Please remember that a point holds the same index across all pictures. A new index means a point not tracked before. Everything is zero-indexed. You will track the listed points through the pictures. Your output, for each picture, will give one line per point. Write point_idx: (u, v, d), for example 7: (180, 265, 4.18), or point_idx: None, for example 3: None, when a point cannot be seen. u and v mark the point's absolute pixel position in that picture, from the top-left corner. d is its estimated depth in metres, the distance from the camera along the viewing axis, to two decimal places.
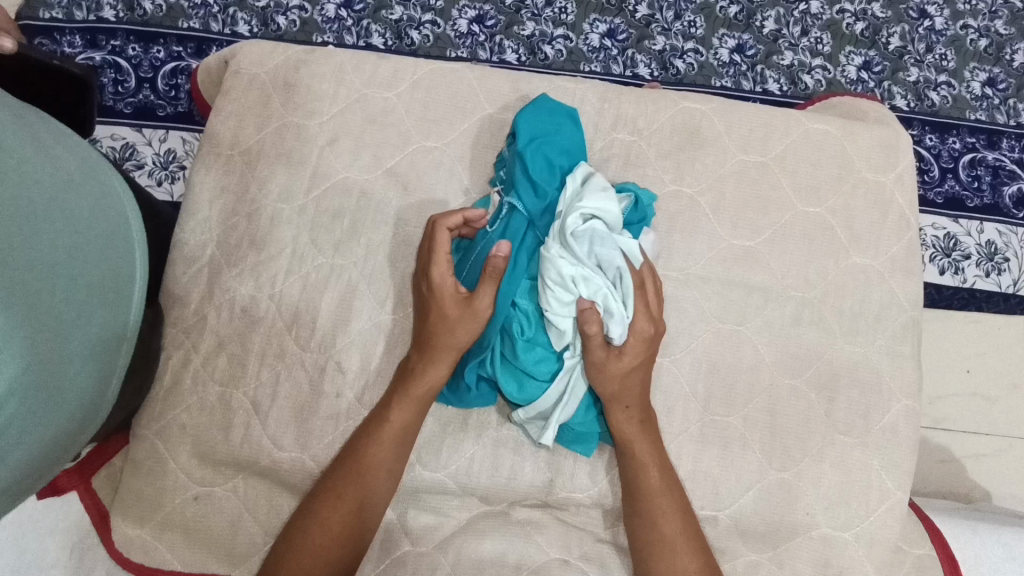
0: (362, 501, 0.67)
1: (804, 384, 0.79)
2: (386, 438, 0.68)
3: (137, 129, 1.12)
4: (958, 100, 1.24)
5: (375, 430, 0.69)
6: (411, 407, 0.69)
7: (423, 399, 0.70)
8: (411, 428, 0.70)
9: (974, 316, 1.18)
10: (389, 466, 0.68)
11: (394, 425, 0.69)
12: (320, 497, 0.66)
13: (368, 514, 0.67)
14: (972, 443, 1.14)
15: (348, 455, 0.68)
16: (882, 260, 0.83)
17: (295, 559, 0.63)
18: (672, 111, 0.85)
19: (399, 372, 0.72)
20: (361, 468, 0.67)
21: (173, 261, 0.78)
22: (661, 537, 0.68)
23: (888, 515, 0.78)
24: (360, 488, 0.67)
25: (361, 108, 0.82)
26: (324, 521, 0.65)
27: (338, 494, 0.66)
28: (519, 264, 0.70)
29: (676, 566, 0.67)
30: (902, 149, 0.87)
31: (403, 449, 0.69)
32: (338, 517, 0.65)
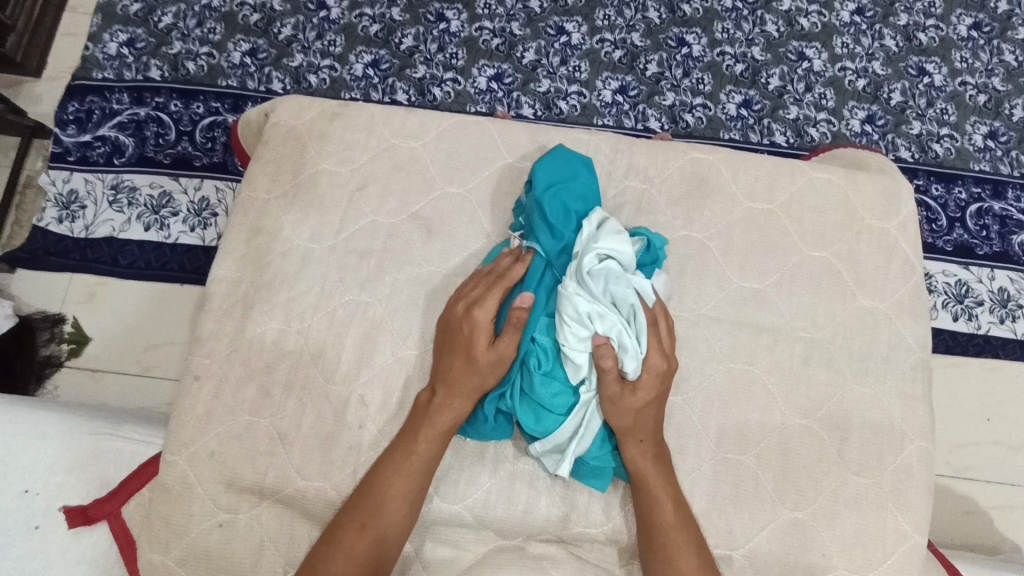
0: (383, 532, 0.68)
1: (817, 424, 0.80)
2: (410, 471, 0.71)
3: (174, 178, 1.21)
4: (961, 152, 1.28)
5: (399, 462, 0.71)
6: (435, 439, 0.72)
7: (445, 432, 0.72)
8: (434, 461, 0.72)
9: (990, 362, 1.18)
10: (413, 497, 0.71)
11: (420, 457, 0.71)
12: (343, 527, 0.68)
13: (388, 546, 0.69)
14: (995, 493, 1.13)
15: (371, 486, 0.70)
16: (889, 303, 0.86)
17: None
18: (681, 161, 0.90)
19: (418, 406, 0.74)
20: (385, 499, 0.69)
21: (210, 296, 0.82)
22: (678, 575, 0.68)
23: (906, 559, 0.77)
24: (382, 518, 0.69)
25: (390, 157, 0.88)
26: (346, 549, 0.67)
27: (361, 524, 0.68)
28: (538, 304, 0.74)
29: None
30: (905, 197, 0.91)
31: (426, 481, 0.72)
32: (361, 546, 0.67)
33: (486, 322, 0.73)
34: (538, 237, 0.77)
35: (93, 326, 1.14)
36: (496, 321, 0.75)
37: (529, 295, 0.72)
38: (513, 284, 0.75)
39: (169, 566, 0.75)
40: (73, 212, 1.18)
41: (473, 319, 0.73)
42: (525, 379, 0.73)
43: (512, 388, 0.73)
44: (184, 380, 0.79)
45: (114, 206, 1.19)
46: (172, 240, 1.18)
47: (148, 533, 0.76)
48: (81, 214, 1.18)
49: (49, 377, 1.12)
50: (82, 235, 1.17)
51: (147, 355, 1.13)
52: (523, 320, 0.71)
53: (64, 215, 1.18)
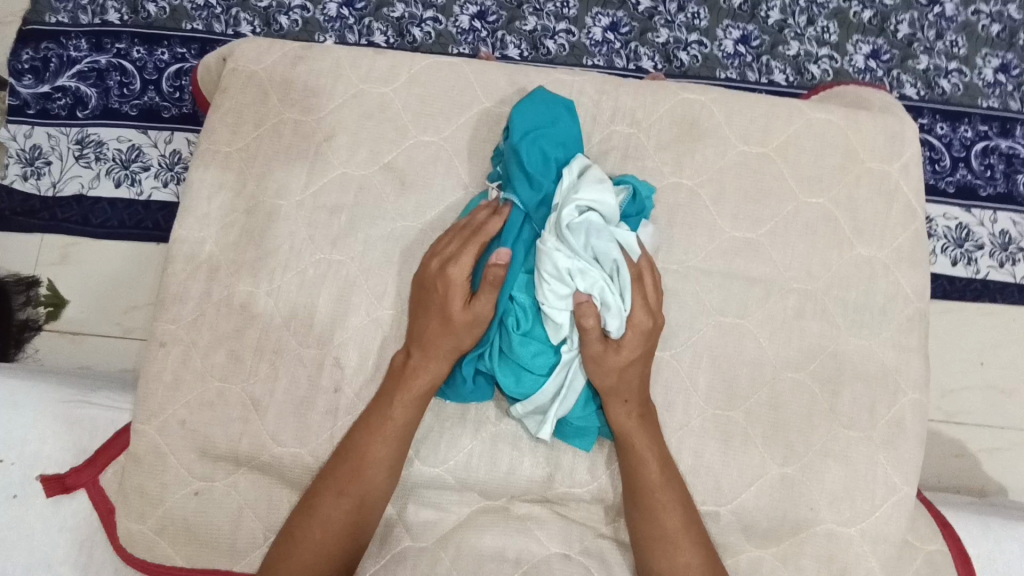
0: (362, 499, 0.67)
1: (809, 377, 0.78)
2: (387, 436, 0.68)
3: (143, 130, 1.14)
4: (970, 87, 1.21)
5: (376, 427, 0.69)
6: (412, 403, 0.70)
7: (423, 395, 0.70)
8: (413, 425, 0.70)
9: (988, 308, 1.15)
10: (391, 462, 0.69)
11: (397, 422, 0.69)
12: (321, 494, 0.67)
13: (368, 511, 0.67)
14: (986, 437, 1.12)
15: (348, 452, 0.68)
16: (888, 251, 0.82)
17: (295, 557, 0.64)
18: (672, 102, 0.84)
19: (394, 369, 0.71)
20: (362, 465, 0.67)
21: (173, 258, 0.78)
22: (662, 533, 0.67)
23: (894, 510, 0.76)
24: (359, 485, 0.67)
25: (358, 104, 0.82)
26: (324, 516, 0.66)
27: (339, 491, 0.66)
28: (516, 260, 0.70)
29: (678, 561, 0.66)
30: (909, 137, 0.86)
31: (405, 445, 0.70)
32: (339, 513, 0.66)
33: (462, 281, 0.69)
34: (516, 188, 0.72)
35: (68, 288, 1.10)
36: (473, 279, 0.71)
37: (506, 251, 0.67)
38: (490, 238, 0.71)
39: (148, 534, 0.74)
40: (38, 168, 1.12)
41: (448, 278, 0.69)
42: (505, 339, 0.69)
43: (492, 348, 0.70)
44: (151, 347, 0.76)
45: (82, 161, 1.13)
46: (145, 196, 1.12)
47: (124, 503, 0.74)
48: (47, 170, 1.12)
49: (29, 342, 1.08)
50: (50, 193, 1.12)
51: (123, 319, 1.09)
52: (500, 278, 0.67)
53: (29, 172, 1.12)
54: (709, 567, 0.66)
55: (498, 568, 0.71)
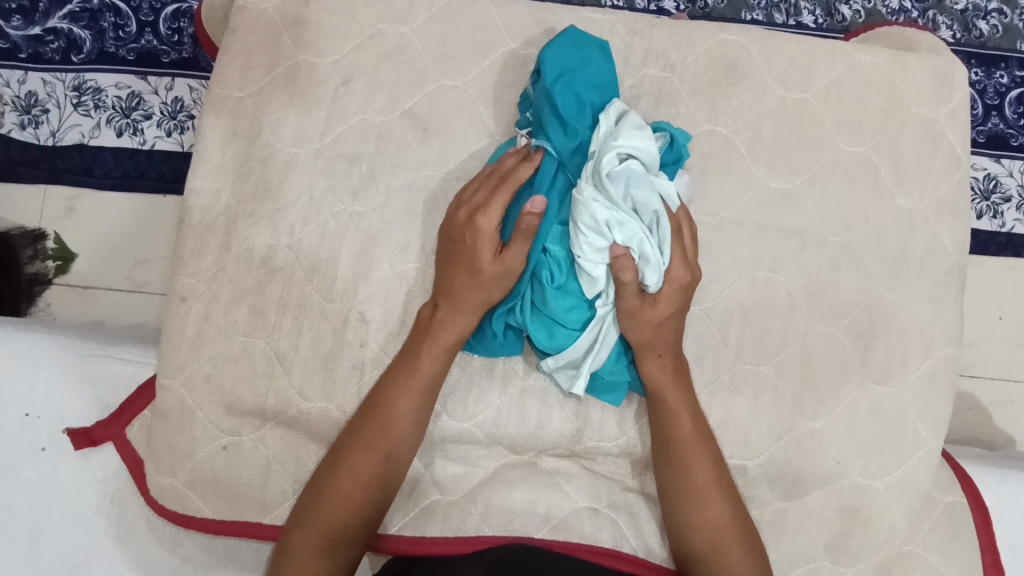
0: (390, 454, 0.67)
1: (841, 332, 0.77)
2: (415, 390, 0.68)
3: (141, 77, 1.09)
4: (1009, 29, 1.15)
5: (404, 381, 0.68)
6: (439, 356, 0.68)
7: (450, 348, 0.69)
8: (439, 379, 0.69)
9: (1012, 260, 1.13)
10: (417, 416, 0.68)
11: (423, 377, 0.68)
12: (347, 449, 0.66)
13: (396, 466, 0.67)
14: (1002, 390, 1.12)
15: (375, 406, 0.67)
16: (927, 203, 0.79)
17: (322, 510, 0.65)
18: (707, 43, 0.79)
19: (419, 321, 0.70)
20: (389, 420, 0.67)
21: (189, 210, 0.75)
22: (694, 485, 0.67)
23: (920, 464, 0.76)
24: (387, 440, 0.67)
25: (376, 45, 0.77)
26: (352, 470, 0.66)
27: (367, 446, 0.66)
28: (551, 210, 0.67)
29: (708, 515, 0.67)
30: (958, 82, 0.81)
31: (432, 399, 0.69)
32: (366, 467, 0.66)
33: (490, 231, 0.67)
34: (549, 134, 0.68)
35: (76, 241, 1.07)
36: (503, 230, 0.69)
37: (541, 198, 0.65)
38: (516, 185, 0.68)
39: (178, 487, 0.74)
40: (35, 116, 1.08)
41: (477, 229, 0.67)
42: (538, 292, 0.68)
43: (525, 302, 0.69)
44: (171, 302, 0.74)
45: (80, 109, 1.08)
46: (148, 146, 1.08)
47: (153, 456, 0.74)
48: (44, 119, 1.08)
49: (39, 296, 1.06)
50: (49, 142, 1.08)
51: (137, 271, 1.07)
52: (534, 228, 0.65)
53: (26, 120, 1.08)
54: (738, 519, 0.67)
55: (528, 522, 0.73)
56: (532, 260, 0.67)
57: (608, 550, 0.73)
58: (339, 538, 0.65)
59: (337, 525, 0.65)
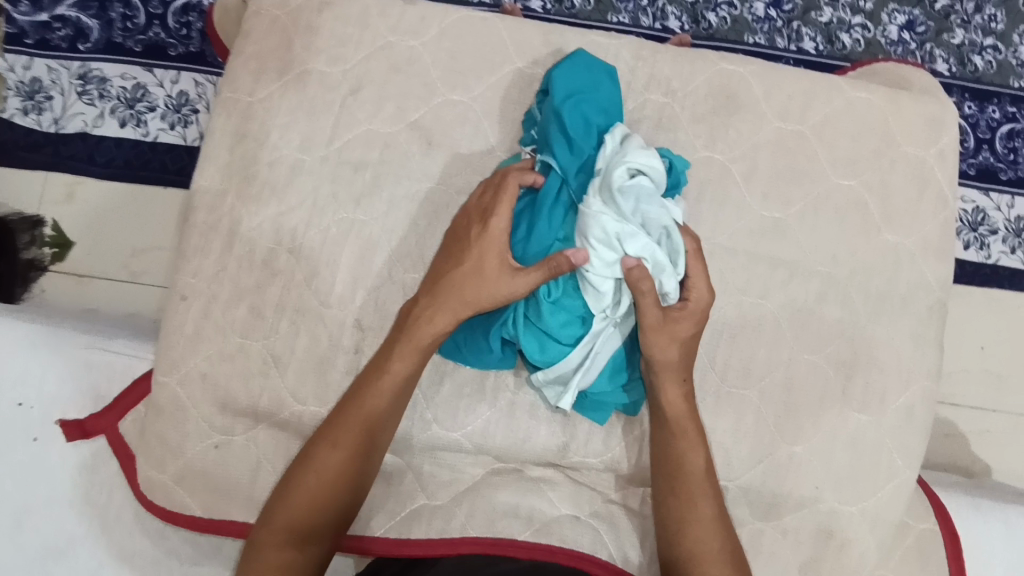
0: (360, 449, 0.65)
1: (824, 361, 0.79)
2: (387, 386, 0.67)
3: (147, 69, 1.10)
4: (1003, 66, 1.18)
5: (377, 378, 0.67)
6: (412, 354, 0.68)
7: (426, 346, 0.68)
8: (412, 377, 0.68)
9: (995, 293, 1.15)
10: (388, 413, 0.67)
11: (395, 374, 0.67)
12: (317, 444, 0.65)
13: (367, 462, 0.66)
14: (979, 419, 1.14)
15: (349, 401, 0.67)
16: (915, 239, 0.81)
17: (291, 505, 0.62)
18: (709, 72, 0.82)
19: (398, 321, 0.70)
20: (360, 415, 0.66)
21: (193, 209, 0.76)
22: (697, 517, 0.68)
23: (894, 493, 0.79)
24: (356, 435, 0.65)
25: (385, 57, 0.79)
26: (320, 465, 0.64)
27: (336, 440, 0.64)
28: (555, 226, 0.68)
29: (705, 546, 0.66)
30: (949, 123, 0.84)
31: (404, 397, 0.68)
32: (336, 462, 0.64)
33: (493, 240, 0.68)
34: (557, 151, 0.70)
35: (74, 229, 1.08)
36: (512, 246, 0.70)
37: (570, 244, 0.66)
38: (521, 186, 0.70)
39: (167, 483, 0.75)
40: (38, 102, 1.08)
41: (488, 227, 0.68)
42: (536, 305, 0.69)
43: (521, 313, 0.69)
44: (171, 299, 0.75)
45: (85, 98, 1.09)
46: (151, 138, 1.09)
47: (145, 450, 0.75)
48: (48, 105, 1.08)
49: (34, 281, 1.06)
50: (51, 129, 1.08)
51: (134, 261, 1.08)
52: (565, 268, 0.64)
53: (29, 106, 1.08)
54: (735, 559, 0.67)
55: (510, 524, 0.74)
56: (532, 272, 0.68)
57: (586, 555, 0.74)
58: (308, 536, 0.61)
59: (305, 521, 0.62)
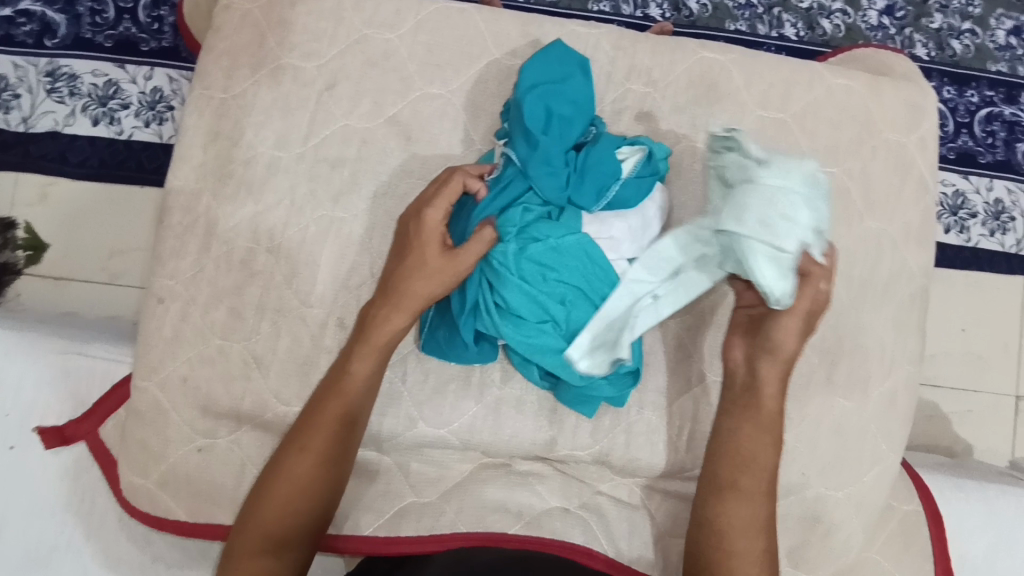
0: (327, 455, 0.64)
1: (808, 348, 0.79)
2: (349, 390, 0.66)
3: (119, 65, 1.07)
4: (980, 50, 1.19)
5: (337, 381, 0.66)
6: (373, 354, 0.67)
7: (385, 346, 0.68)
8: (375, 377, 0.68)
9: (975, 276, 1.17)
10: (353, 414, 0.66)
11: (356, 375, 0.66)
12: (284, 451, 0.64)
13: (337, 466, 0.65)
14: (961, 400, 1.16)
15: (313, 407, 0.65)
16: (895, 225, 0.82)
17: (263, 514, 0.61)
18: (689, 61, 0.81)
19: (358, 322, 0.69)
20: (324, 420, 0.65)
21: (168, 209, 0.75)
22: (754, 516, 0.64)
23: (879, 476, 0.80)
24: (322, 439, 0.64)
25: (361, 51, 0.77)
26: (288, 473, 0.63)
27: (302, 447, 0.63)
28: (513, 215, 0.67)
29: (746, 545, 0.63)
30: (927, 108, 0.85)
31: (368, 398, 0.67)
32: (303, 469, 0.63)
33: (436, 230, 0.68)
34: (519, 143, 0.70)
35: (49, 231, 1.05)
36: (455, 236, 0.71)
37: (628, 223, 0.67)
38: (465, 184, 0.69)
39: (150, 489, 0.74)
40: (5, 101, 1.05)
41: (423, 221, 0.68)
42: (496, 294, 0.68)
43: (484, 303, 0.69)
44: (148, 302, 0.74)
45: (54, 96, 1.06)
46: (125, 136, 1.06)
47: (126, 456, 0.74)
48: (15, 104, 1.05)
49: (9, 285, 1.04)
50: (20, 128, 1.05)
51: (113, 262, 1.05)
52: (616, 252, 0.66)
53: None
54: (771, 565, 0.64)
55: (500, 518, 0.73)
56: (488, 262, 0.68)
57: (579, 547, 0.73)
58: (282, 542, 0.61)
59: (277, 528, 0.61)
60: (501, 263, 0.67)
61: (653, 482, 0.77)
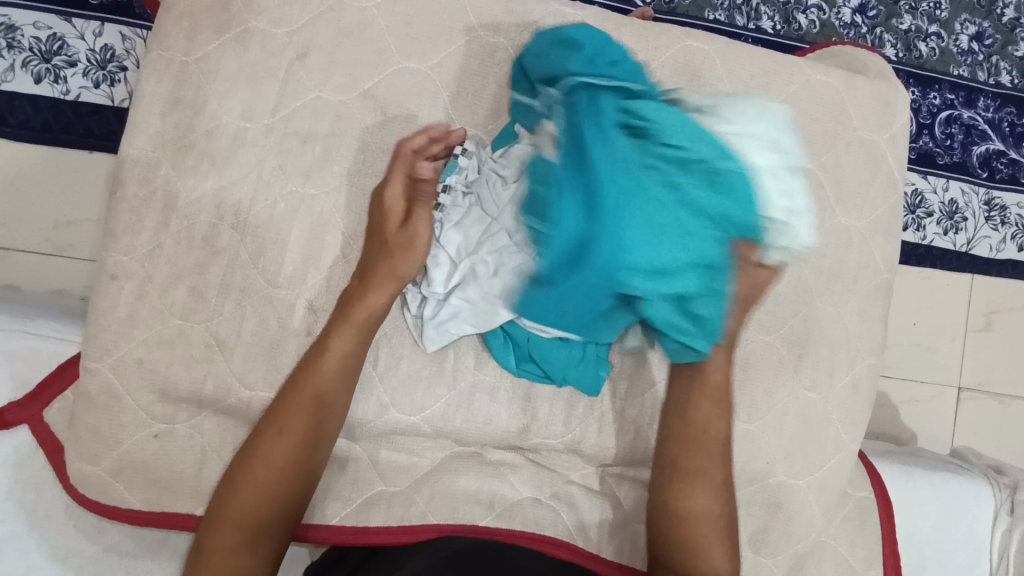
0: (307, 437, 0.62)
1: (778, 340, 0.81)
2: (328, 370, 0.64)
3: (65, 18, 0.99)
4: (945, 53, 1.22)
5: (316, 361, 0.64)
6: (354, 334, 0.65)
7: (366, 326, 0.66)
8: (356, 357, 0.65)
9: (929, 271, 1.21)
10: (333, 396, 0.64)
11: (336, 355, 0.64)
12: (259, 435, 0.62)
13: (316, 449, 0.63)
14: (910, 390, 1.21)
15: (287, 390, 0.63)
16: (865, 221, 0.84)
17: (238, 497, 0.59)
18: (673, 49, 0.80)
19: (339, 303, 0.68)
20: (303, 400, 0.63)
21: (122, 179, 0.70)
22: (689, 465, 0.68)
23: (839, 465, 0.82)
24: (302, 422, 0.62)
25: (335, 19, 0.73)
26: (266, 457, 0.60)
27: (280, 429, 0.61)
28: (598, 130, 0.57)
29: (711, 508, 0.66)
30: (899, 107, 0.86)
31: (349, 378, 0.65)
32: (281, 451, 0.61)
33: (395, 204, 0.68)
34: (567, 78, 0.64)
35: None
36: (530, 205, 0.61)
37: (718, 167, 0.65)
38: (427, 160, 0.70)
39: (102, 476, 0.70)
40: None
41: (389, 201, 0.68)
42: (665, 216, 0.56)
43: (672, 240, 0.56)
44: (100, 279, 0.69)
45: None
46: (72, 96, 0.98)
47: (76, 442, 0.70)
48: None
49: None
50: None
51: (59, 233, 0.99)
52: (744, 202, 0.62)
53: None
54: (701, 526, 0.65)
55: (472, 509, 0.73)
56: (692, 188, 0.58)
57: (549, 538, 0.74)
58: (259, 525, 0.58)
59: (255, 512, 0.58)
60: (636, 179, 0.56)
61: (624, 470, 0.77)
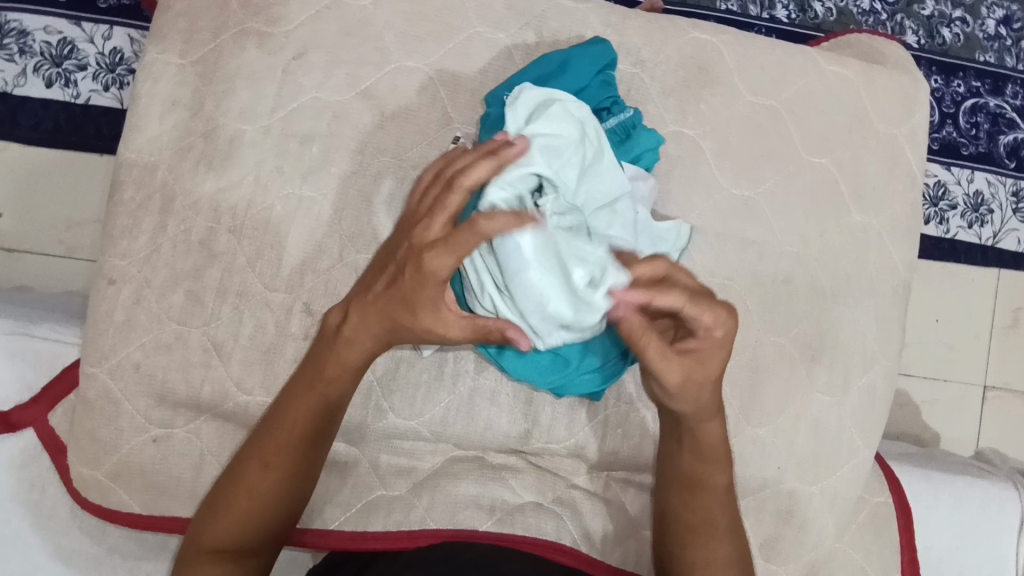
0: (295, 470, 0.60)
1: (789, 342, 0.78)
2: (316, 409, 0.60)
3: (75, 22, 0.99)
4: (970, 39, 1.17)
5: (301, 398, 0.60)
6: (340, 380, 0.60)
7: (352, 372, 0.60)
8: (343, 399, 0.62)
9: (952, 267, 1.17)
10: (320, 433, 0.61)
11: (325, 398, 0.60)
12: (246, 462, 0.59)
13: (302, 478, 0.61)
14: (932, 390, 1.17)
15: (275, 419, 0.60)
16: (882, 219, 0.81)
17: (224, 520, 0.58)
18: (680, 42, 0.78)
19: (324, 333, 0.61)
20: (288, 438, 0.60)
21: (120, 183, 0.69)
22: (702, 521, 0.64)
23: (853, 471, 0.80)
24: (288, 458, 0.60)
25: (334, 18, 0.72)
26: (251, 488, 0.58)
27: (265, 462, 0.59)
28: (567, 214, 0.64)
29: (709, 552, 0.63)
30: (920, 100, 0.83)
31: (336, 415, 0.62)
32: (265, 486, 0.59)
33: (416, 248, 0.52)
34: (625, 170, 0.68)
35: None
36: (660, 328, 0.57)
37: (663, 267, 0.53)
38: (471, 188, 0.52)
39: (102, 480, 0.70)
40: None
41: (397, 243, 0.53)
42: None
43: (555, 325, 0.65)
44: (98, 284, 0.69)
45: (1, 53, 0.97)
46: (82, 100, 0.99)
47: (76, 446, 0.70)
48: None
49: None
50: None
51: (70, 235, 0.99)
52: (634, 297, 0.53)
53: None
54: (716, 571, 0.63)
55: (472, 515, 0.72)
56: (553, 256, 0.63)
57: (551, 543, 0.72)
58: (242, 554, 0.58)
59: (239, 539, 0.58)
60: None
61: (629, 475, 0.76)
